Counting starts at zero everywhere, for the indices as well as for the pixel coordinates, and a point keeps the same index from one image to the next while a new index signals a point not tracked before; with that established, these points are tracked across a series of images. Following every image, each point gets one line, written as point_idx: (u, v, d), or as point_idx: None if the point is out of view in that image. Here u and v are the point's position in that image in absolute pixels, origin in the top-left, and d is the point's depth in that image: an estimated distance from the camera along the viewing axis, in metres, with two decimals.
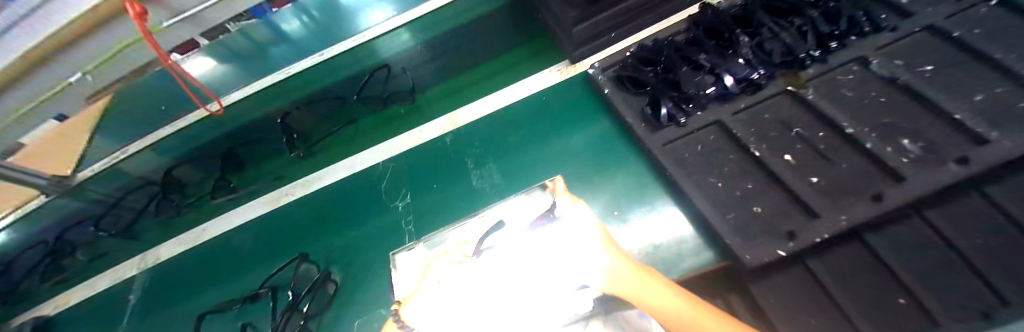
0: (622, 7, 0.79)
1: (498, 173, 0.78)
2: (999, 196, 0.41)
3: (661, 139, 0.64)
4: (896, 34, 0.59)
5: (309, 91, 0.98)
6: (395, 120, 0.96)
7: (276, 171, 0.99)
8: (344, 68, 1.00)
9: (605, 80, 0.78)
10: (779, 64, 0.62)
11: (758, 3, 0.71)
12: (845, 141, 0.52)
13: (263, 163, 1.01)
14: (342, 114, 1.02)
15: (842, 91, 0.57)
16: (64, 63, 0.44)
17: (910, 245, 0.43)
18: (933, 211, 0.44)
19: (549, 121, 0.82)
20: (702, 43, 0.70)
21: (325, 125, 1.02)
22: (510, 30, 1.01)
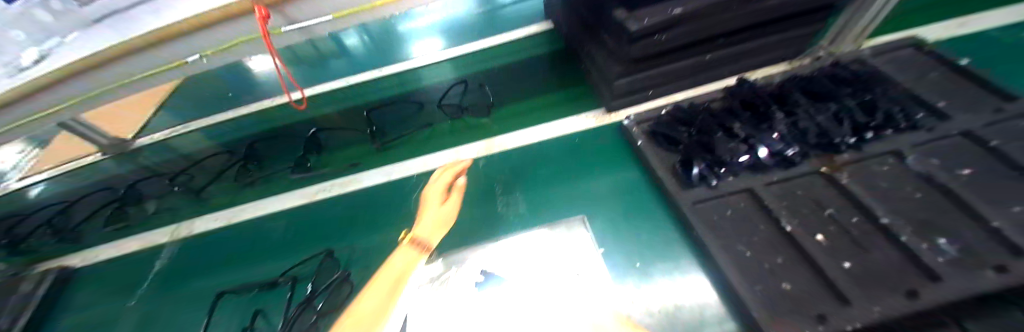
0: (667, 68, 0.81)
1: (523, 203, 0.80)
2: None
3: (691, 197, 0.65)
4: (931, 134, 0.61)
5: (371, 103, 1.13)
6: (454, 131, 1.02)
7: (357, 157, 1.02)
8: (404, 83, 1.16)
9: (639, 132, 0.81)
10: (814, 145, 0.64)
11: (796, 84, 0.74)
12: (879, 230, 0.53)
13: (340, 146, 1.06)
14: (419, 118, 1.07)
15: (877, 181, 0.58)
16: (174, 50, 0.45)
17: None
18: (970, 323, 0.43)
19: (580, 162, 0.86)
20: (738, 113, 0.73)
21: (401, 126, 1.07)
22: (552, 74, 1.10)
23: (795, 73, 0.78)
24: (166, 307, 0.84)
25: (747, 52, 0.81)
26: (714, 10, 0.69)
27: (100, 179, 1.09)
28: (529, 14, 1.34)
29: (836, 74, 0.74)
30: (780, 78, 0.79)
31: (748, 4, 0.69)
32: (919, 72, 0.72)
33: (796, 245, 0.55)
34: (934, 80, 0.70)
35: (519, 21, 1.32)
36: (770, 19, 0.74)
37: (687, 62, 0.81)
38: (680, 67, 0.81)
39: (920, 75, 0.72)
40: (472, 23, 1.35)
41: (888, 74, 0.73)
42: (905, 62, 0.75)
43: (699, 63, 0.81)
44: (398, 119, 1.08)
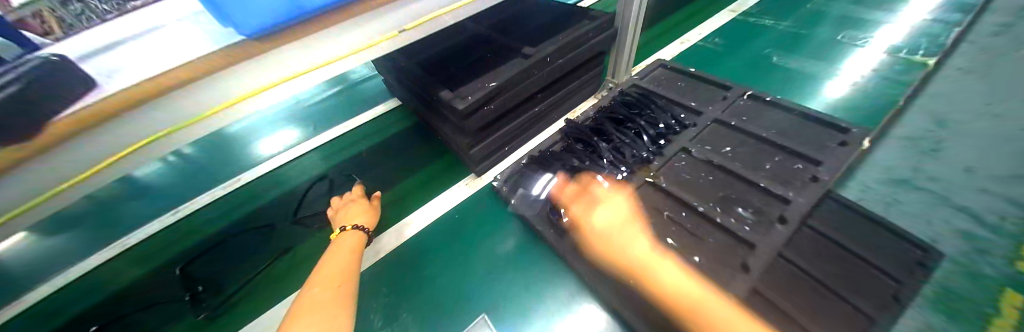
0: (508, 128, 0.86)
1: (414, 321, 0.67)
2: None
3: (568, 242, 0.68)
4: (699, 127, 0.81)
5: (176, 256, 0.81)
6: (312, 255, 0.80)
7: None
8: (232, 210, 0.91)
9: (508, 191, 0.82)
10: (635, 162, 0.76)
11: (603, 115, 0.89)
12: (701, 217, 0.64)
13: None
14: (275, 244, 0.82)
15: (682, 175, 0.72)
16: None
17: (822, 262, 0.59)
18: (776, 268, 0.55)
19: (464, 240, 0.79)
20: (575, 150, 0.82)
21: (242, 267, 0.79)
22: (412, 151, 1.03)
23: (602, 104, 0.95)
24: None
25: (563, 98, 0.95)
26: (520, 78, 0.78)
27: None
28: (372, 94, 1.25)
29: (625, 98, 0.92)
30: (592, 110, 0.93)
31: (542, 67, 0.81)
32: (675, 82, 0.98)
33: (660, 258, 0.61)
34: (683, 86, 0.96)
35: (364, 102, 1.22)
36: (567, 70, 0.88)
37: (523, 119, 0.88)
38: (519, 123, 0.88)
39: (674, 84, 0.97)
40: (318, 109, 1.21)
41: (657, 88, 0.95)
42: (664, 77, 1.01)
43: (532, 116, 0.90)
44: (238, 260, 0.80)
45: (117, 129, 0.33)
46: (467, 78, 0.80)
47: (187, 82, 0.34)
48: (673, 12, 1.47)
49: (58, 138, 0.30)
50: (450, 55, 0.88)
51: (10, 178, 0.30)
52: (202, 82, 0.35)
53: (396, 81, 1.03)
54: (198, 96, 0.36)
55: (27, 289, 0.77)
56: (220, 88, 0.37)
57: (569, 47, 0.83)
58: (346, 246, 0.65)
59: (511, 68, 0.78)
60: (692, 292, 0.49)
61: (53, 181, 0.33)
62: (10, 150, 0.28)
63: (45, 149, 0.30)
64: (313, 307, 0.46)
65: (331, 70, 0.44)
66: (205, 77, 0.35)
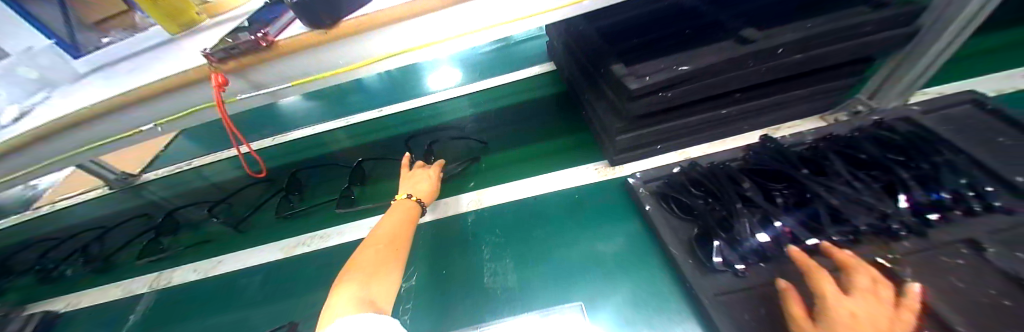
0: (674, 124, 0.72)
1: (513, 272, 0.69)
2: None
3: (711, 286, 0.53)
4: (1014, 217, 0.50)
5: (378, 146, 1.14)
6: (457, 175, 0.95)
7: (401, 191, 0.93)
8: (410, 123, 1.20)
9: (647, 195, 0.71)
10: (867, 229, 0.52)
11: (832, 146, 0.64)
12: None
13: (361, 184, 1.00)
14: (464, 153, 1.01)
15: (951, 280, 0.46)
16: (148, 111, 0.53)
17: None
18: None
19: (578, 220, 0.76)
20: (758, 180, 0.62)
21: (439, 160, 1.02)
22: (559, 117, 1.03)
23: (830, 132, 0.69)
24: None
25: (765, 107, 0.72)
26: (725, 67, 0.60)
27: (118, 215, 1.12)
28: (530, 56, 1.36)
29: (880, 136, 0.64)
30: (811, 137, 0.69)
31: (761, 60, 0.60)
32: (984, 136, 0.62)
33: None
34: (1007, 145, 0.59)
35: (523, 62, 1.34)
36: (794, 73, 0.64)
37: (698, 118, 0.71)
38: (690, 122, 0.72)
39: (987, 138, 0.62)
40: (480, 62, 1.44)
41: (944, 135, 0.63)
42: (967, 122, 0.65)
43: (712, 117, 0.72)
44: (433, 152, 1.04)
45: (361, 41, 0.44)
46: (651, 54, 0.66)
47: (428, 13, 0.41)
48: (1018, 23, 0.91)
49: (341, 34, 0.43)
50: (638, 25, 0.76)
51: (302, 56, 0.47)
52: (427, 16, 0.41)
53: (565, 47, 1.01)
54: (399, 33, 0.43)
55: (311, 131, 1.32)
56: (416, 29, 0.43)
57: (817, 41, 0.59)
58: (399, 209, 0.68)
59: (713, 52, 0.60)
60: (870, 323, 0.37)
61: (331, 67, 0.49)
62: (316, 34, 0.43)
63: (332, 39, 0.44)
64: (366, 271, 0.51)
65: (539, 21, 0.42)
66: (435, 11, 0.41)
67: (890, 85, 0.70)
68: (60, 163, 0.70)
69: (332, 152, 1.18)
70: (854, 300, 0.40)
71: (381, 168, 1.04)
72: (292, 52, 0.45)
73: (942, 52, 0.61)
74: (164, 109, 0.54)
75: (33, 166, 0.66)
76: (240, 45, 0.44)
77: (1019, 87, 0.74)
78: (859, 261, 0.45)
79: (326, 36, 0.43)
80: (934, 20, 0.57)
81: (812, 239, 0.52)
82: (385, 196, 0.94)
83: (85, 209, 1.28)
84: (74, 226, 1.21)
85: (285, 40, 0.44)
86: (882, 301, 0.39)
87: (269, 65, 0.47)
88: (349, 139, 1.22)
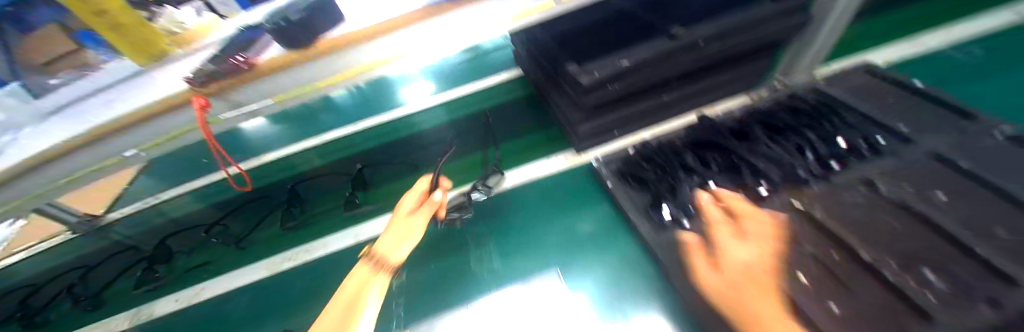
0: (626, 111, 0.80)
1: (497, 257, 0.76)
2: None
3: (665, 240, 0.64)
4: (898, 159, 0.61)
5: None
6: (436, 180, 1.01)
7: (409, 189, 1.01)
8: (377, 136, 1.07)
9: (609, 173, 0.79)
10: (779, 180, 0.64)
11: (756, 118, 0.76)
12: (862, 264, 0.50)
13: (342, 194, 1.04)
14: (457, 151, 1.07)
15: (852, 213, 0.57)
16: None
17: None
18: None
19: (551, 206, 0.83)
20: (698, 149, 0.74)
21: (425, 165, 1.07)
22: (527, 117, 1.10)
23: (754, 105, 0.80)
24: None
25: (700, 91, 0.82)
26: (659, 59, 0.70)
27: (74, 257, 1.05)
28: None
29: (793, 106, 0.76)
30: (740, 111, 0.80)
31: (689, 52, 0.70)
32: (874, 98, 0.75)
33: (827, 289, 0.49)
34: (892, 103, 0.72)
35: None
36: (718, 60, 0.75)
37: (645, 104, 0.81)
38: (641, 108, 0.81)
39: (877, 99, 0.74)
40: None
41: (845, 100, 0.75)
42: (862, 88, 0.78)
43: (657, 103, 0.82)
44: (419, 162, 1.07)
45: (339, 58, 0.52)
46: (598, 53, 0.75)
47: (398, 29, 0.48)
48: None
49: (320, 51, 0.49)
50: None
51: (281, 74, 0.53)
52: (398, 32, 0.48)
53: (520, 54, 1.08)
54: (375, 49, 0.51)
55: None
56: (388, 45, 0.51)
57: (731, 33, 0.70)
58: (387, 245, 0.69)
59: (649, 47, 0.70)
60: (744, 266, 0.56)
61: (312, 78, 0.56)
62: (295, 53, 0.49)
63: (311, 56, 0.50)
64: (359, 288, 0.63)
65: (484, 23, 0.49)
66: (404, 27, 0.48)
67: (794, 62, 0.84)
68: (40, 196, 0.70)
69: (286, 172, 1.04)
70: (742, 248, 0.58)
71: (382, 173, 1.06)
72: (274, 71, 0.52)
73: (826, 38, 0.75)
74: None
75: (25, 197, 0.68)
76: (220, 69, 0.48)
77: (902, 57, 0.89)
78: (748, 210, 0.61)
79: (304, 53, 0.49)
80: (822, 9, 0.69)
81: (738, 191, 0.65)
82: (393, 195, 1.01)
83: None
84: None
85: (268, 59, 0.50)
86: (766, 246, 0.57)
87: (256, 83, 0.53)
88: (297, 156, 1.06)
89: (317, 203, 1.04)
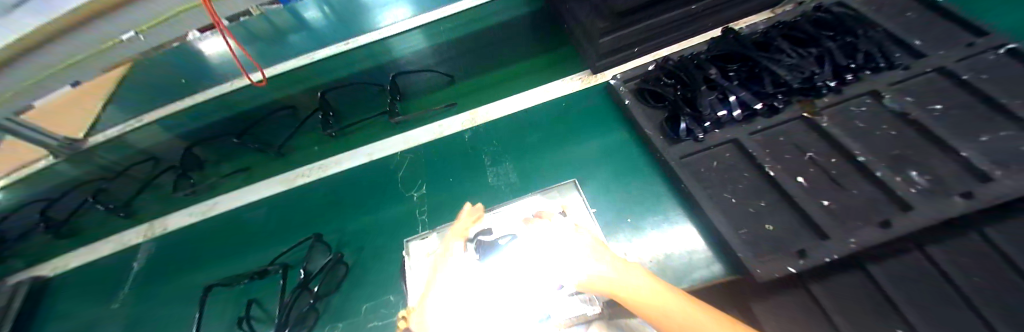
0: (650, 22, 0.78)
1: (513, 171, 0.78)
2: (1000, 240, 0.45)
3: (678, 152, 0.65)
4: (907, 72, 0.63)
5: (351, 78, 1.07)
6: (454, 98, 0.96)
7: (452, 97, 0.96)
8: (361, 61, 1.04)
9: (625, 91, 0.79)
10: (796, 91, 0.64)
11: (778, 32, 0.74)
12: (857, 168, 0.55)
13: (378, 100, 0.99)
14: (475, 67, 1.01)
15: (856, 122, 0.60)
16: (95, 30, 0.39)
17: (967, 253, 0.46)
18: (936, 248, 0.47)
19: (566, 125, 0.84)
20: (721, 65, 0.72)
21: (442, 90, 0.99)
22: (536, 36, 1.03)
23: (778, 20, 0.78)
24: (153, 300, 0.80)
25: (727, 2, 0.80)
26: None
27: (66, 180, 1.00)
28: None
29: (818, 18, 0.74)
30: (763, 26, 0.78)
31: None
32: (895, 12, 0.74)
33: (835, 204, 0.53)
34: (911, 18, 0.72)
35: None
36: None
37: (671, 15, 0.78)
38: (664, 19, 0.78)
39: (898, 14, 0.73)
40: None
41: (867, 15, 0.74)
42: (885, 2, 0.76)
43: (683, 14, 0.79)
44: (432, 85, 1.00)
45: None
46: None
47: None
48: None
49: None
50: None
51: None
52: None
53: None
54: None
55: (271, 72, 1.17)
56: None
57: None
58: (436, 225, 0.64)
59: None
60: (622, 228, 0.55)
61: None
62: None
63: None
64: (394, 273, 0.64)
65: None
66: None
67: None
68: None
69: (271, 98, 1.00)
70: None
71: (421, 84, 1.00)
72: None
73: None
74: (85, 38, 0.40)
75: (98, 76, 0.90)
76: None
77: None
78: None
79: None
80: None
81: (757, 103, 0.64)
82: (436, 102, 0.96)
83: None
84: None
85: None
86: None
87: None
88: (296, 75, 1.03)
89: (356, 109, 0.99)
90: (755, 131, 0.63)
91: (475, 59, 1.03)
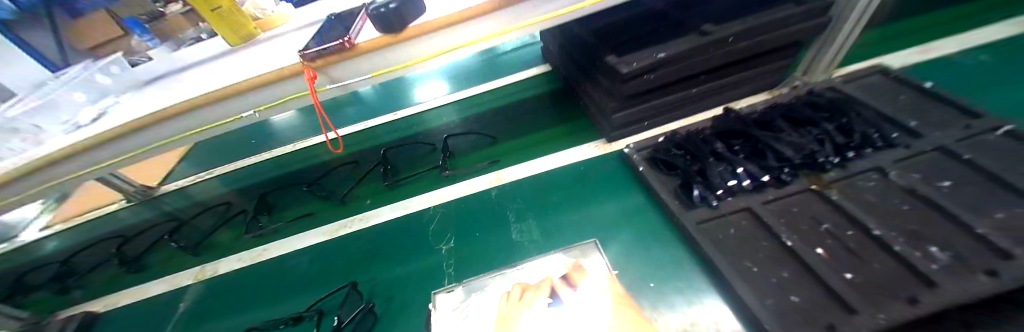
0: (657, 102, 0.88)
1: (535, 229, 0.83)
2: None
3: (694, 217, 0.69)
4: (907, 150, 0.68)
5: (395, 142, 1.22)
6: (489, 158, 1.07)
7: (497, 154, 1.07)
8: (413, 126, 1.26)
9: (639, 159, 0.87)
10: (799, 164, 0.70)
11: (778, 111, 0.83)
12: (874, 241, 0.57)
13: (432, 156, 1.13)
14: (511, 130, 1.15)
15: (865, 196, 0.64)
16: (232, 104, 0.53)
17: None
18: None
19: (586, 188, 0.90)
20: (727, 140, 0.80)
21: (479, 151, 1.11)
22: (557, 110, 1.17)
23: (776, 101, 0.88)
24: None
25: (727, 85, 0.90)
26: (692, 53, 0.78)
27: None
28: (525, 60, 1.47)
29: (811, 100, 0.83)
30: (762, 106, 0.88)
31: (718, 47, 0.78)
32: (888, 95, 0.82)
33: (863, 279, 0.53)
34: (904, 101, 0.79)
35: (519, 66, 1.44)
36: (745, 57, 0.83)
37: (676, 96, 0.89)
38: (671, 101, 0.89)
39: (891, 97, 0.81)
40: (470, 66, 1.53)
41: (860, 98, 0.82)
42: (876, 87, 0.85)
43: (687, 96, 0.89)
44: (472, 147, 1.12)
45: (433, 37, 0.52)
46: (636, 46, 0.82)
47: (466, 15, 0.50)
48: (921, 11, 1.12)
49: (406, 37, 0.51)
50: (624, 23, 0.90)
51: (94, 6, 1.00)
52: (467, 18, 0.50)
53: (560, 50, 1.17)
54: (471, 28, 0.52)
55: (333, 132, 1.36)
56: (478, 27, 0.52)
57: (758, 31, 0.77)
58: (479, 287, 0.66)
59: (684, 42, 0.78)
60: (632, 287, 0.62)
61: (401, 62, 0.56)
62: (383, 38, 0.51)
63: (397, 42, 0.52)
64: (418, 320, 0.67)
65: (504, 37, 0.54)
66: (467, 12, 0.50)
67: (818, 62, 0.88)
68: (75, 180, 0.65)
69: None
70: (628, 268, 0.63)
71: (466, 144, 1.14)
72: (370, 51, 0.52)
73: (844, 41, 0.81)
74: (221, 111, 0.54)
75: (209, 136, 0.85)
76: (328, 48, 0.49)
77: (916, 61, 0.95)
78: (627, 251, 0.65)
79: (394, 39, 0.51)
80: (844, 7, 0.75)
81: (763, 175, 0.70)
82: (482, 158, 1.07)
83: (94, 224, 1.25)
84: (90, 237, 1.20)
85: (366, 41, 0.50)
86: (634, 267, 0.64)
87: (352, 61, 0.53)
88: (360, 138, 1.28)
89: (410, 164, 1.12)
90: (767, 202, 0.68)
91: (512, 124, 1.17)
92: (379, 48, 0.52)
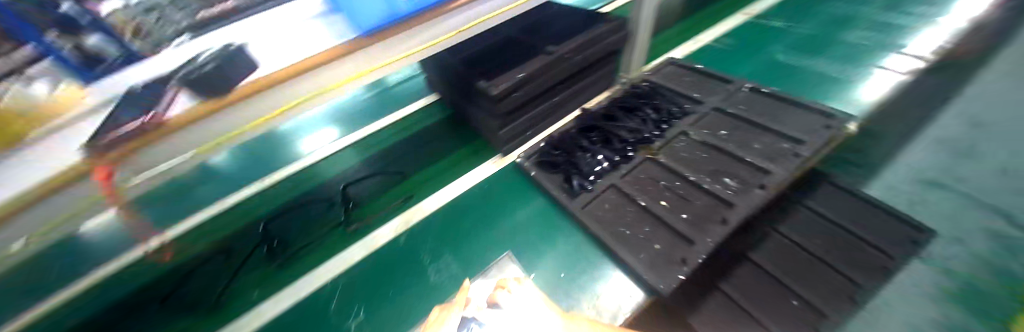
0: (531, 113, 1.00)
1: (453, 260, 0.84)
2: None
3: (579, 203, 0.82)
4: (698, 114, 0.95)
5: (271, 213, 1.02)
6: (395, 199, 1.00)
7: (406, 190, 1.02)
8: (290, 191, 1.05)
9: (528, 165, 0.97)
10: (637, 142, 0.90)
11: (615, 104, 1.04)
12: (693, 185, 0.78)
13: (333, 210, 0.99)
14: (411, 166, 1.10)
15: (681, 153, 0.86)
16: None
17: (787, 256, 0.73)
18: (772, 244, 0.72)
19: (492, 205, 0.94)
20: (586, 135, 0.97)
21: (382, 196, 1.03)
22: (451, 136, 1.18)
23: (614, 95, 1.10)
24: None
25: (579, 90, 1.08)
26: (543, 71, 0.92)
27: None
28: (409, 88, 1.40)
29: (634, 92, 1.08)
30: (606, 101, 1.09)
31: (561, 62, 0.95)
32: (680, 78, 1.12)
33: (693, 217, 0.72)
34: (690, 80, 1.10)
35: (406, 97, 1.35)
36: (583, 67, 1.02)
37: (544, 106, 1.02)
38: (541, 110, 1.02)
39: (682, 79, 1.11)
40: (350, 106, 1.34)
41: (666, 83, 1.10)
42: (674, 72, 1.15)
43: (552, 105, 1.04)
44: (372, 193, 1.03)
45: (286, 90, 0.45)
46: (500, 70, 0.92)
47: (316, 63, 0.45)
48: (689, 14, 1.56)
49: (244, 97, 0.41)
50: (486, 50, 0.99)
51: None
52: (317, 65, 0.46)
53: (435, 78, 1.19)
54: (328, 74, 0.48)
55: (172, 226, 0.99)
56: (335, 72, 0.48)
57: (585, 46, 0.97)
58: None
59: (536, 62, 0.91)
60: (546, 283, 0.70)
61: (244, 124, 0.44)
62: (210, 104, 0.39)
63: (231, 106, 0.40)
64: None
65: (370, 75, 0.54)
66: (318, 59, 0.45)
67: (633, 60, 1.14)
68: None
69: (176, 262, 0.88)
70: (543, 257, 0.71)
71: (368, 189, 1.04)
72: (187, 129, 0.38)
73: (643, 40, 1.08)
74: None
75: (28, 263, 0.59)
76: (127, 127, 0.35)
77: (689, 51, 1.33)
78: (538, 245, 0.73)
79: (225, 102, 0.39)
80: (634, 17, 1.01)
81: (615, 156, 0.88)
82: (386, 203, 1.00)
83: None
84: None
85: (182, 113, 0.37)
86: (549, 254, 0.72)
87: (169, 138, 0.38)
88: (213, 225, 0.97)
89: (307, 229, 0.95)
90: (624, 176, 0.84)
91: (409, 159, 1.13)
92: (205, 117, 0.39)
